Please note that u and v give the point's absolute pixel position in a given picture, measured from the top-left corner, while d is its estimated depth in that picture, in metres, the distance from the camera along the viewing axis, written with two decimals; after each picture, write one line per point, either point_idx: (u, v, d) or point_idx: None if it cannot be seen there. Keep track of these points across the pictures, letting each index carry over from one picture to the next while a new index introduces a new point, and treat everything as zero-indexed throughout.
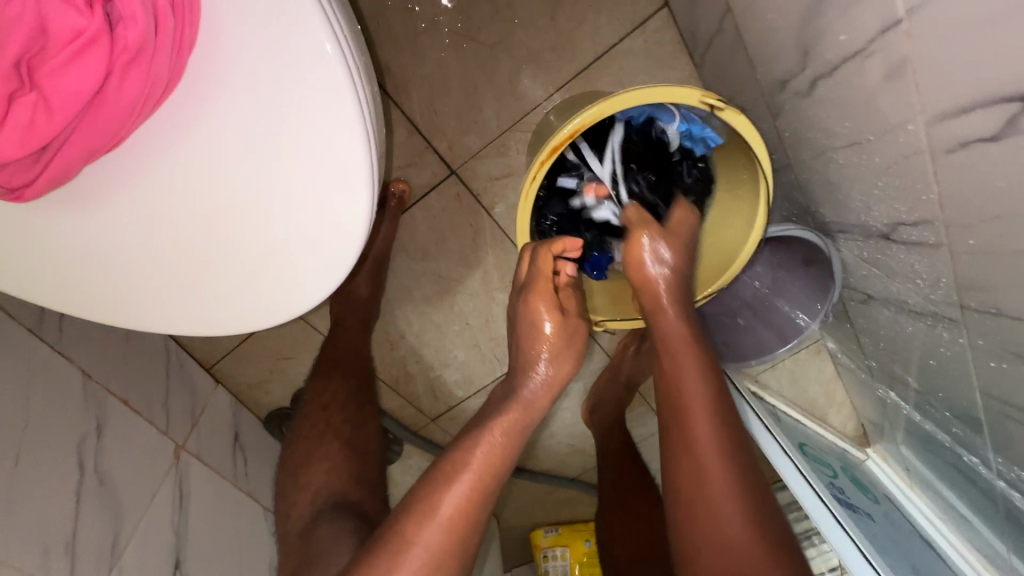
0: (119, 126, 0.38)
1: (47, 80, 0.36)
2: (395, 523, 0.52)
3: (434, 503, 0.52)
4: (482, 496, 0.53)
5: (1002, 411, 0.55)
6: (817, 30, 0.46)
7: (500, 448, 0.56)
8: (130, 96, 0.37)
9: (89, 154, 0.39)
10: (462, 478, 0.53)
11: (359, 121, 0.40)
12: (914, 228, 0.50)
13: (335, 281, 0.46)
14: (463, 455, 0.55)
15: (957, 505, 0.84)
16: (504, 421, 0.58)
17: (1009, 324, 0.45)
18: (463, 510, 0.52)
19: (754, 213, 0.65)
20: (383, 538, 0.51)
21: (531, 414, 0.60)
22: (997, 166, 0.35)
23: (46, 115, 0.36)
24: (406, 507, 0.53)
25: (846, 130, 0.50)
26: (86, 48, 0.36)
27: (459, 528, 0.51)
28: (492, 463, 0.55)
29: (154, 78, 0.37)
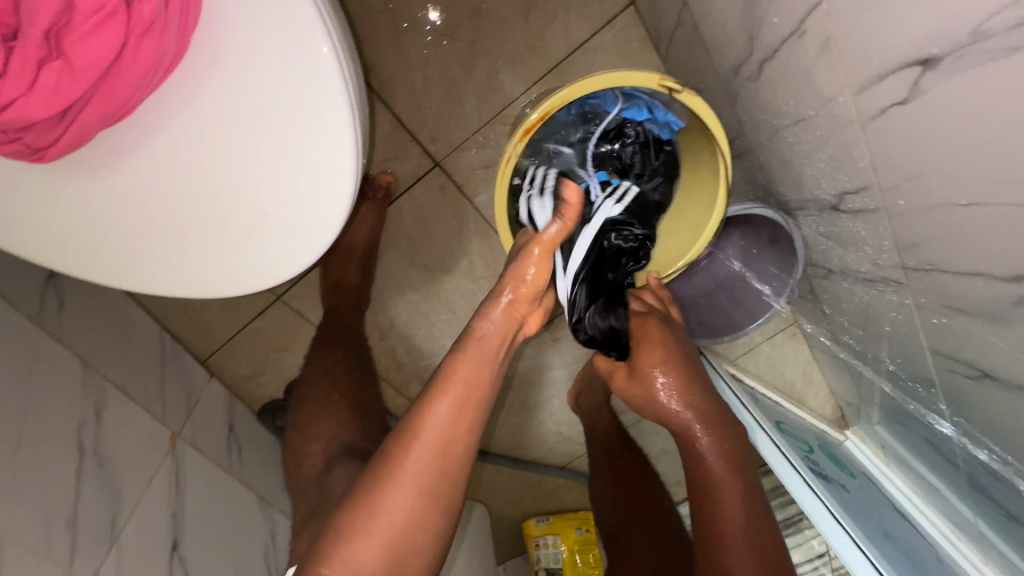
0: (130, 94, 0.42)
1: (71, 48, 0.40)
2: (385, 447, 0.53)
3: (420, 421, 0.53)
4: (462, 415, 0.54)
5: (949, 367, 0.60)
6: (758, 16, 0.51)
7: (481, 362, 0.56)
8: (141, 65, 0.41)
9: (104, 119, 0.42)
10: (445, 394, 0.54)
11: (344, 91, 0.44)
12: (856, 196, 0.55)
13: (325, 242, 0.49)
14: (444, 373, 0.55)
15: (927, 477, 0.86)
16: (481, 339, 0.57)
17: (942, 278, 0.50)
18: (448, 425, 0.53)
19: (715, 192, 0.69)
20: (374, 463, 0.53)
21: (510, 329, 0.59)
22: (910, 127, 0.40)
23: (69, 79, 0.40)
24: (395, 429, 0.54)
25: (792, 109, 0.55)
26: (107, 21, 0.40)
27: (446, 443, 0.53)
28: (474, 378, 0.55)
29: (163, 50, 0.41)
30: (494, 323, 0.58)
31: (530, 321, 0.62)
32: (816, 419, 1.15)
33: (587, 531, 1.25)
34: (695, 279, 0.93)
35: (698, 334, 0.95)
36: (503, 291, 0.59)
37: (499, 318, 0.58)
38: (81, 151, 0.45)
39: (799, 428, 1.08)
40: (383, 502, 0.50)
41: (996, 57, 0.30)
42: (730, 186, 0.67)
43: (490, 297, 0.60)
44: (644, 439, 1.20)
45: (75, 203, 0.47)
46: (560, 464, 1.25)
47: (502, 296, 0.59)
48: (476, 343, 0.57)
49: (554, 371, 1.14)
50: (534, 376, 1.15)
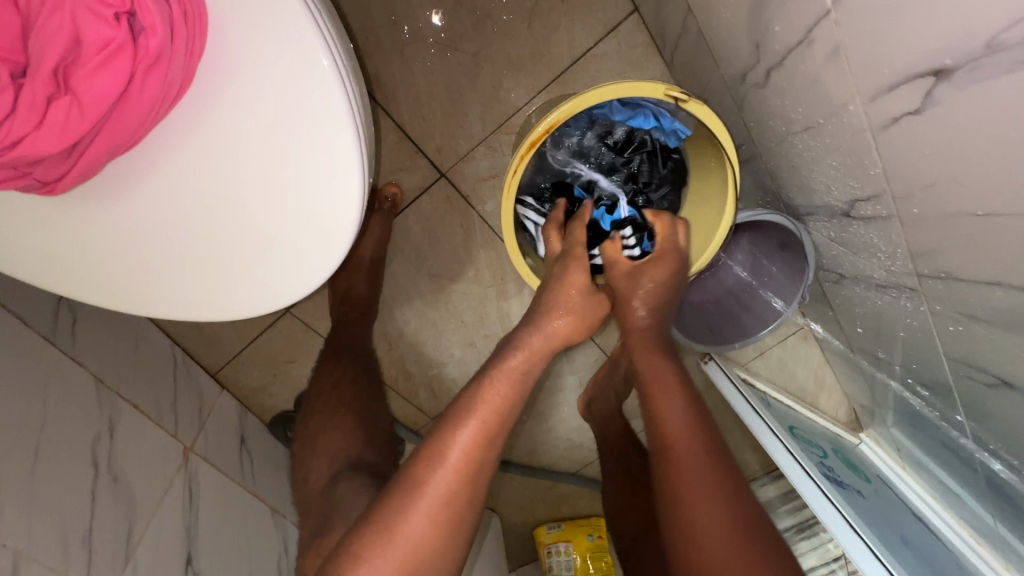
0: (139, 125, 0.42)
1: (79, 84, 0.40)
2: (405, 470, 0.53)
3: (443, 447, 0.52)
4: (487, 441, 0.53)
5: (967, 373, 0.58)
6: (765, 24, 0.51)
7: (510, 389, 0.56)
8: (150, 97, 0.41)
9: (114, 149, 0.43)
10: (472, 420, 0.53)
11: (350, 118, 0.44)
12: (868, 203, 0.54)
13: (332, 265, 0.49)
14: (471, 399, 0.55)
15: (947, 482, 0.84)
16: (512, 365, 0.57)
17: (957, 286, 0.49)
18: (472, 451, 0.52)
19: (724, 199, 0.69)
20: (394, 486, 0.52)
21: (545, 356, 0.60)
22: (923, 136, 0.39)
23: (78, 115, 0.40)
24: (417, 453, 0.53)
25: (800, 116, 0.54)
26: (114, 56, 0.40)
27: (470, 471, 0.52)
28: (501, 404, 0.55)
29: (170, 82, 0.41)
30: (529, 348, 0.59)
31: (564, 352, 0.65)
32: (830, 421, 1.14)
33: (600, 538, 1.24)
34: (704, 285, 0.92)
35: (709, 341, 0.92)
36: (550, 319, 0.62)
37: (534, 347, 0.59)
38: (93, 181, 0.46)
39: (812, 432, 1.06)
40: (404, 527, 0.49)
41: (1013, 68, 0.30)
42: (738, 197, 0.67)
43: (532, 325, 0.61)
44: None
45: (87, 230, 0.47)
46: (571, 470, 1.25)
47: (547, 323, 0.61)
48: (511, 372, 0.57)
49: (563, 378, 1.14)
50: (543, 383, 1.14)
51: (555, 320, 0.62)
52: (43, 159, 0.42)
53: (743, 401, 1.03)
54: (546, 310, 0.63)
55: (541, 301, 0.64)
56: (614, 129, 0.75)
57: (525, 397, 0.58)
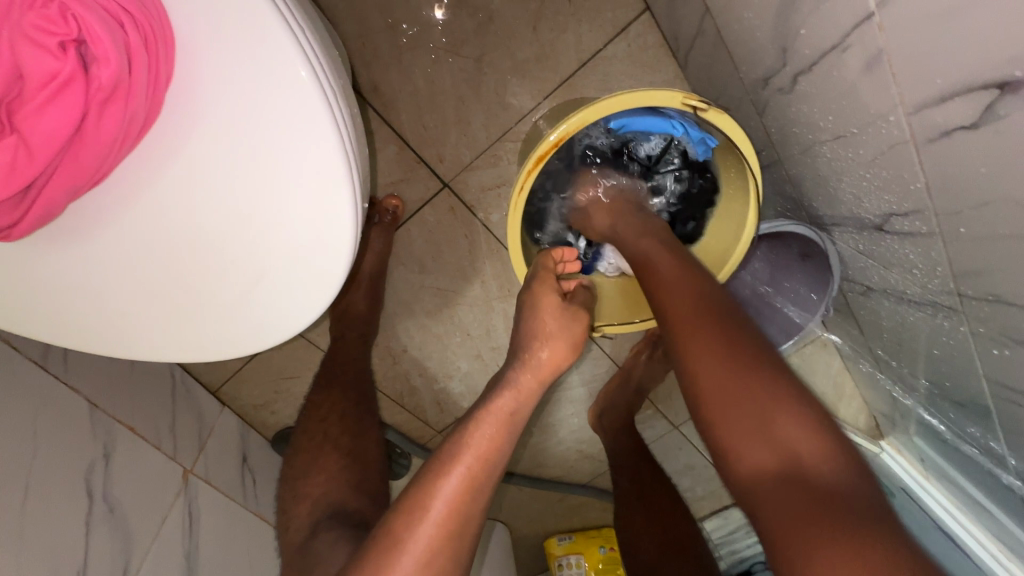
0: (100, 163, 0.39)
1: (26, 123, 0.37)
2: (385, 526, 0.49)
3: (427, 497, 0.49)
4: (474, 489, 0.50)
5: (1011, 399, 0.54)
6: (794, 25, 0.46)
7: (498, 433, 0.53)
8: (108, 133, 0.38)
9: (73, 190, 0.39)
10: (458, 466, 0.50)
11: (338, 146, 0.41)
12: (905, 218, 0.50)
13: (323, 302, 0.46)
14: (458, 444, 0.52)
15: (975, 494, 0.79)
16: (500, 404, 0.54)
17: (1006, 310, 0.45)
18: (457, 501, 0.49)
19: (746, 211, 0.65)
20: (374, 544, 0.48)
21: (531, 397, 0.56)
22: (980, 153, 0.35)
23: (26, 156, 0.37)
24: (398, 505, 0.50)
25: (831, 125, 0.50)
26: (61, 91, 0.37)
27: (454, 527, 0.48)
28: (490, 449, 0.52)
29: (131, 116, 0.38)
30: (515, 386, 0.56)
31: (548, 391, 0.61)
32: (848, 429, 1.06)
33: (612, 550, 1.21)
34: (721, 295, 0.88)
35: None
36: (535, 351, 0.58)
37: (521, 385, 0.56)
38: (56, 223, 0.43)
39: None
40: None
41: None
42: (759, 209, 0.63)
43: (520, 361, 0.58)
44: (668, 456, 1.15)
45: (54, 272, 0.44)
46: (581, 482, 1.21)
47: (531, 357, 0.58)
48: (497, 415, 0.54)
49: (573, 389, 1.10)
50: (552, 394, 1.11)
51: (539, 351, 0.58)
52: None
53: None
54: (529, 342, 0.59)
55: (522, 335, 0.61)
56: (646, 143, 0.72)
57: (516, 438, 0.55)
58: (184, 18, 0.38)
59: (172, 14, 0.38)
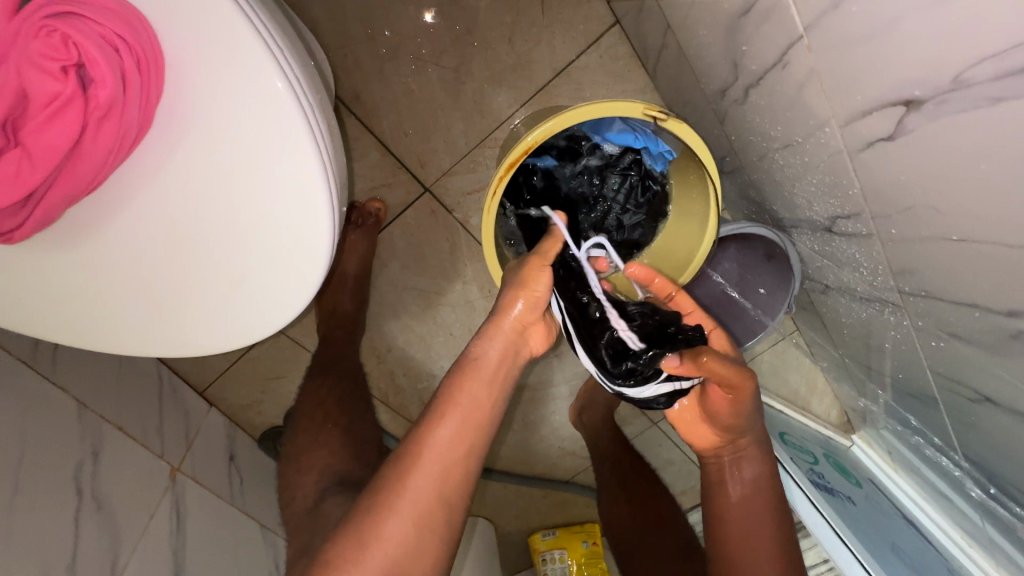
0: (95, 173, 0.42)
1: (28, 138, 0.39)
2: (381, 477, 0.52)
3: (418, 445, 0.52)
4: (460, 438, 0.53)
5: (952, 387, 0.58)
6: (740, 43, 0.50)
7: (482, 382, 0.55)
8: (103, 146, 0.40)
9: (72, 198, 0.42)
10: (444, 418, 0.53)
11: (316, 157, 0.44)
12: (848, 221, 0.54)
13: (304, 301, 0.49)
14: (444, 397, 0.54)
15: (938, 483, 0.82)
16: (479, 356, 0.57)
17: (938, 304, 0.49)
18: (446, 449, 0.52)
19: (706, 217, 0.69)
20: (369, 493, 0.51)
21: (508, 349, 0.58)
22: (897, 162, 0.39)
23: (29, 168, 0.40)
24: (392, 456, 0.53)
25: (780, 134, 0.54)
26: (62, 109, 0.39)
27: (446, 472, 0.51)
28: (475, 400, 0.54)
29: (124, 130, 0.41)
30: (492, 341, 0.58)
31: (534, 343, 0.61)
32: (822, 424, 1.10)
33: (594, 545, 1.24)
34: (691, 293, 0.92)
35: None
36: (504, 308, 0.58)
37: (499, 337, 0.58)
38: (53, 228, 0.45)
39: (805, 438, 1.08)
40: (380, 531, 0.48)
41: (980, 104, 0.30)
42: (720, 211, 0.67)
43: (494, 314, 0.59)
44: (648, 451, 1.19)
45: (48, 273, 0.47)
46: (564, 478, 1.24)
47: (503, 315, 0.58)
48: (477, 367, 0.56)
49: (556, 387, 1.13)
50: (534, 392, 1.14)
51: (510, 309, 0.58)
52: None
53: None
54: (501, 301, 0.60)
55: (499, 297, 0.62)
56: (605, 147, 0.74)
57: (502, 400, 0.57)
58: (173, 41, 0.41)
59: (163, 36, 0.41)
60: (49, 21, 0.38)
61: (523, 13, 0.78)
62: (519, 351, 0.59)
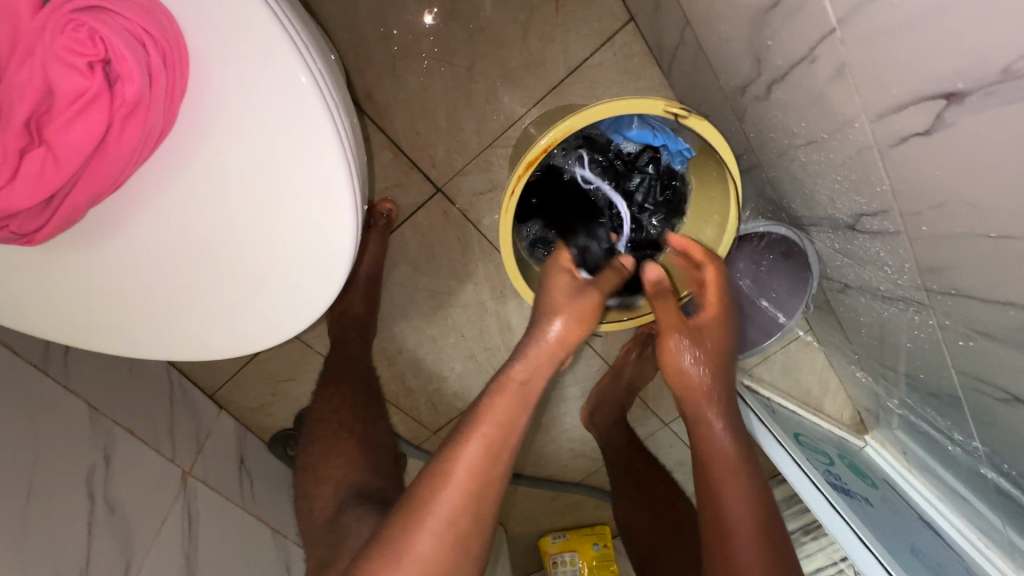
0: (119, 172, 0.41)
1: (52, 136, 0.39)
2: (411, 493, 0.51)
3: (449, 462, 0.51)
4: (492, 455, 0.52)
5: (978, 388, 0.57)
6: (765, 37, 0.49)
7: (515, 400, 0.55)
8: (128, 145, 0.40)
9: (95, 197, 0.41)
10: (475, 434, 0.52)
11: (340, 153, 0.43)
12: (874, 218, 0.53)
13: (326, 302, 0.48)
14: (476, 414, 0.54)
15: (956, 486, 0.82)
16: (515, 374, 0.56)
17: (968, 303, 0.48)
18: (478, 467, 0.51)
19: (726, 214, 0.69)
20: (400, 507, 0.51)
21: (548, 368, 0.58)
22: (934, 157, 0.38)
23: (53, 167, 0.39)
24: (423, 472, 0.52)
25: (803, 130, 0.53)
26: (88, 106, 0.38)
27: (478, 488, 0.51)
28: (509, 418, 0.54)
29: (150, 128, 0.40)
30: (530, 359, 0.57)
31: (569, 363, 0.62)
32: (834, 424, 1.10)
33: (605, 547, 1.23)
34: None
35: None
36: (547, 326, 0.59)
37: (536, 358, 0.58)
38: (75, 228, 0.44)
39: (816, 439, 1.01)
40: (412, 546, 0.48)
41: None
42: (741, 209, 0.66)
43: (531, 336, 0.59)
44: (659, 453, 1.18)
45: (68, 275, 0.46)
46: (575, 480, 1.23)
47: (545, 332, 0.59)
48: (514, 386, 0.55)
49: (567, 388, 1.12)
50: (545, 394, 1.13)
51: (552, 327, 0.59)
52: (19, 211, 0.40)
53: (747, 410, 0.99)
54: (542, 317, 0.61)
55: (538, 311, 0.62)
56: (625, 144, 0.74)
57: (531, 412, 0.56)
58: (198, 36, 0.40)
59: (189, 31, 0.40)
60: (77, 16, 0.38)
61: (537, 11, 0.77)
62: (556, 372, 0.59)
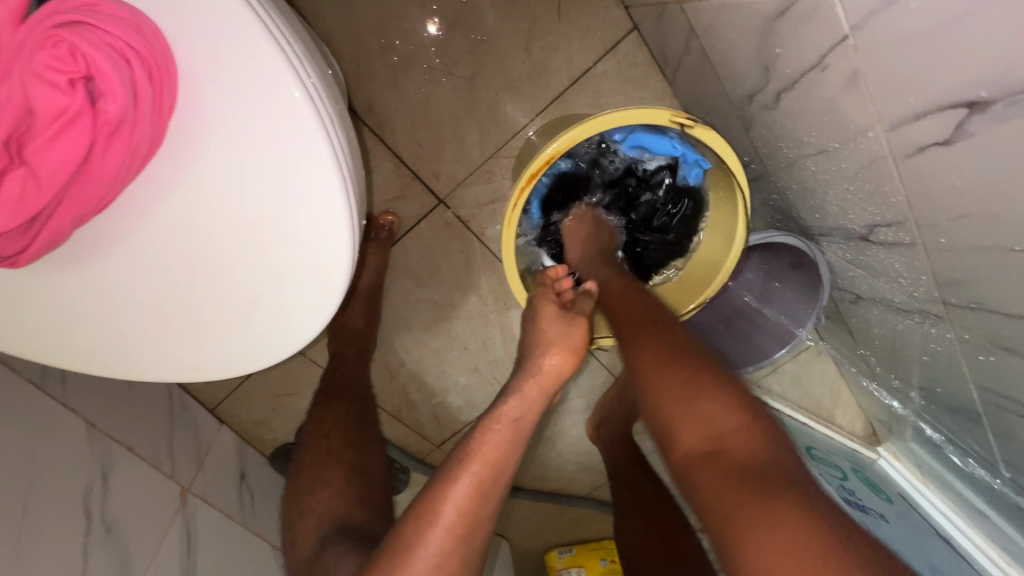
0: (105, 191, 0.40)
1: (34, 155, 0.38)
2: (397, 531, 0.49)
3: (437, 502, 0.49)
4: (481, 495, 0.50)
5: (1000, 403, 0.55)
6: (774, 45, 0.48)
7: (506, 437, 0.53)
8: (114, 163, 0.39)
9: (81, 216, 0.40)
10: (466, 473, 0.51)
11: (336, 173, 0.42)
12: (889, 229, 0.51)
13: (320, 322, 0.47)
14: (467, 451, 0.52)
15: (977, 503, 0.78)
16: (508, 410, 0.55)
17: (991, 318, 0.46)
18: (466, 507, 0.49)
19: (734, 226, 0.66)
20: (383, 550, 0.49)
21: (540, 404, 0.57)
22: (955, 168, 0.37)
23: (35, 188, 0.38)
24: (408, 511, 0.50)
25: (814, 139, 0.52)
26: (70, 126, 0.37)
27: (466, 529, 0.49)
28: (500, 455, 0.52)
29: (136, 146, 0.39)
30: (523, 395, 0.56)
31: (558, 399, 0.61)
32: (847, 436, 1.06)
33: (612, 563, 1.20)
34: (713, 305, 0.89)
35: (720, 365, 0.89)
36: (540, 360, 0.58)
37: (529, 392, 0.56)
38: (62, 249, 0.43)
39: (827, 451, 0.97)
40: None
41: None
42: (749, 221, 0.65)
43: (526, 370, 0.58)
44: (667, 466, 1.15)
45: (57, 299, 0.45)
46: (581, 493, 1.21)
47: (538, 366, 0.58)
48: (507, 422, 0.54)
49: (572, 400, 1.10)
50: (551, 406, 1.11)
51: (545, 361, 0.58)
52: (2, 233, 0.39)
53: None
54: (536, 349, 0.59)
55: (528, 343, 0.61)
56: (647, 159, 0.72)
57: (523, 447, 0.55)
58: (187, 51, 0.39)
59: (177, 46, 0.39)
60: (58, 32, 0.37)
61: (540, 20, 0.76)
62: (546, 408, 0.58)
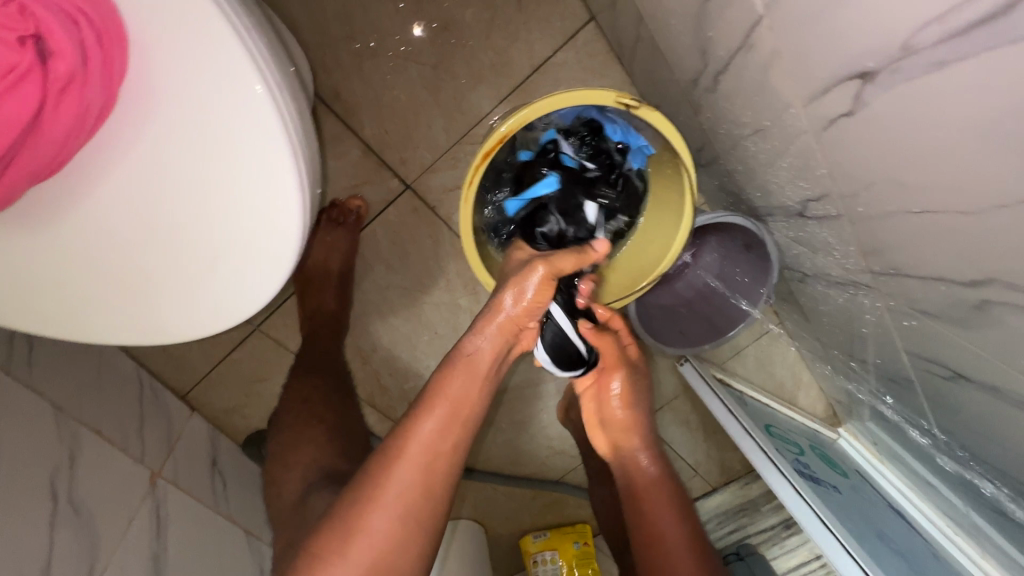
0: (57, 150, 0.42)
1: None
2: (370, 466, 0.54)
3: (404, 439, 0.54)
4: (446, 432, 0.55)
5: (927, 367, 0.59)
6: (707, 29, 0.51)
7: (471, 380, 0.57)
8: (65, 122, 0.41)
9: (32, 176, 0.42)
10: (431, 412, 0.55)
11: (283, 138, 0.44)
12: (819, 203, 0.54)
13: (273, 286, 0.49)
14: (433, 391, 0.56)
15: (923, 473, 0.83)
16: (473, 353, 0.58)
17: (907, 282, 0.49)
18: (430, 443, 0.54)
19: (682, 204, 0.70)
20: (357, 482, 0.54)
21: (502, 344, 0.59)
22: (858, 138, 0.40)
23: None
24: (381, 447, 0.55)
25: (750, 119, 0.55)
26: (19, 82, 0.40)
27: (430, 465, 0.54)
28: (463, 395, 0.57)
29: (87, 105, 0.41)
30: (486, 339, 0.59)
31: (525, 341, 0.63)
32: (809, 417, 1.12)
33: (586, 545, 1.21)
34: (673, 287, 0.92)
35: (680, 344, 0.92)
36: (501, 303, 0.59)
37: (491, 333, 0.59)
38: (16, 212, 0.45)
39: (788, 430, 1.01)
40: (369, 522, 0.51)
41: (928, 70, 0.31)
42: (696, 198, 0.68)
43: (489, 307, 0.60)
44: None
45: (14, 261, 0.46)
46: (555, 478, 1.23)
47: (500, 311, 0.59)
48: (467, 360, 0.58)
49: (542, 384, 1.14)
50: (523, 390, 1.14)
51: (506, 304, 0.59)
52: None
53: (716, 401, 0.97)
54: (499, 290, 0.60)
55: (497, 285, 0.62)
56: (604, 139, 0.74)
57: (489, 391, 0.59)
58: (135, 18, 0.41)
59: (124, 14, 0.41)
60: None
61: (499, 10, 0.79)
62: (510, 347, 0.61)
